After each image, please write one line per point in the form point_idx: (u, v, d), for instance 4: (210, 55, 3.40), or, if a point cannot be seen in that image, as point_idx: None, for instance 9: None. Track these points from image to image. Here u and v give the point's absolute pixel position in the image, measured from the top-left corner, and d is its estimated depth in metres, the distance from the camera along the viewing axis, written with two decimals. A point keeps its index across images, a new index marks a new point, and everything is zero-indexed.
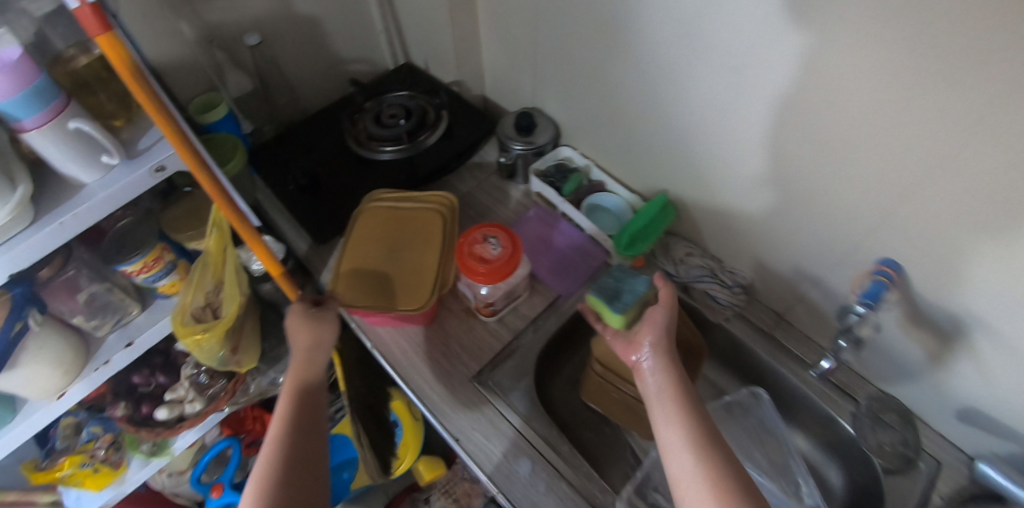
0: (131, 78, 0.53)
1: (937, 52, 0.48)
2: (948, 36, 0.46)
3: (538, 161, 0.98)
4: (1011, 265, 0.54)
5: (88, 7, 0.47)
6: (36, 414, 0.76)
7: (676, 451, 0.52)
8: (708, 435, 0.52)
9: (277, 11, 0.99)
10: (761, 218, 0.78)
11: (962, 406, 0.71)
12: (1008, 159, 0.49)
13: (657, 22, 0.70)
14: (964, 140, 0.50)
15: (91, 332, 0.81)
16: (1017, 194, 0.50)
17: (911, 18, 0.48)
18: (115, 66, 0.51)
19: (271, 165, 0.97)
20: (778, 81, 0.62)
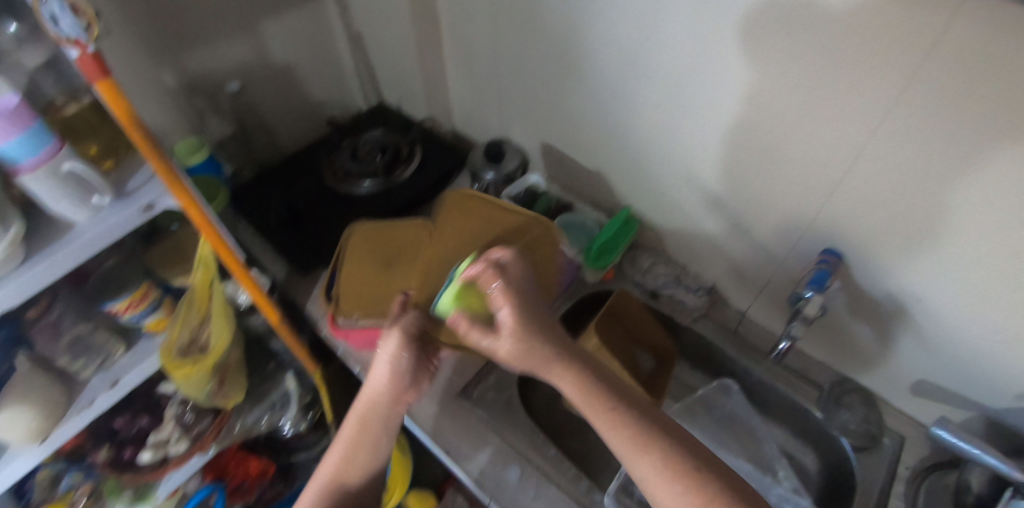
0: (127, 119, 0.58)
1: (847, 59, 0.58)
2: (852, 46, 0.56)
3: (508, 187, 1.04)
4: (927, 231, 0.62)
5: (90, 55, 0.53)
6: (19, 459, 0.74)
7: (630, 448, 0.50)
8: (648, 422, 0.51)
9: (255, 59, 1.06)
10: (708, 216, 0.86)
11: (915, 380, 0.77)
12: (906, 136, 0.58)
13: (605, 50, 0.79)
14: (882, 132, 0.59)
15: (74, 376, 0.81)
16: (916, 164, 0.59)
17: (822, 38, 0.58)
18: (114, 108, 0.57)
19: (253, 204, 1.01)
20: (712, 91, 0.71)
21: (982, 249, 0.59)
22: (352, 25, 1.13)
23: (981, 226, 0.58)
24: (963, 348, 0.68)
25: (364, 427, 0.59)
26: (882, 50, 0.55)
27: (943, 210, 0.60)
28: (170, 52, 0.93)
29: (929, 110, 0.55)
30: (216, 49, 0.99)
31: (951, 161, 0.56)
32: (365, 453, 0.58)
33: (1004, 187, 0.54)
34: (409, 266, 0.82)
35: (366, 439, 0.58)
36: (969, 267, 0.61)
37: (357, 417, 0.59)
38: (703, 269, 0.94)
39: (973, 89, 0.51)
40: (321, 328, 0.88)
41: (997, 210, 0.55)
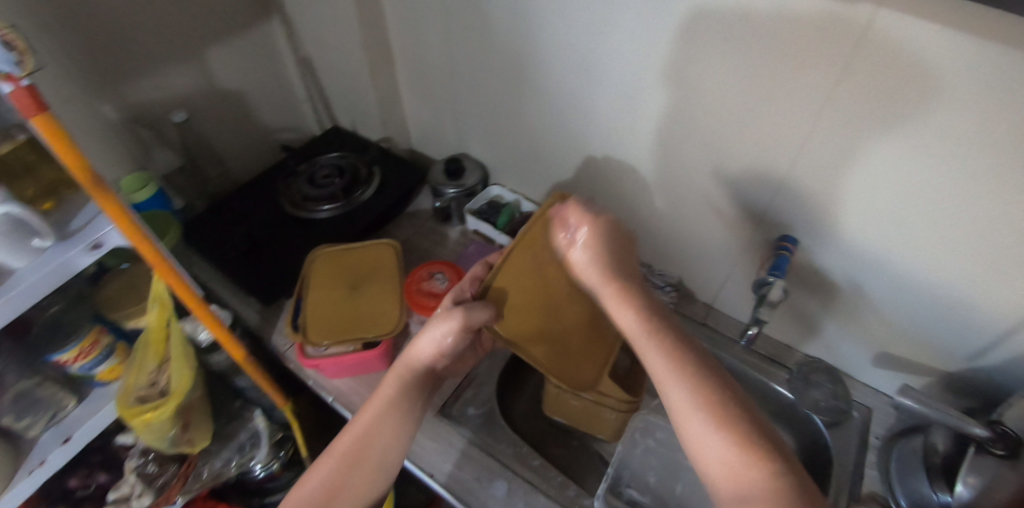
0: (68, 156, 0.55)
1: (785, 53, 0.61)
2: (790, 40, 0.60)
3: (471, 201, 1.03)
4: (872, 212, 0.67)
5: (25, 88, 0.49)
6: None
7: (672, 380, 0.51)
8: (691, 355, 0.52)
9: (200, 87, 1.03)
10: (668, 213, 0.88)
11: (875, 353, 0.82)
12: (845, 121, 0.61)
13: (555, 59, 0.81)
14: (824, 119, 0.63)
15: (22, 434, 0.76)
16: (857, 147, 0.62)
17: (760, 33, 0.61)
18: (52, 144, 0.53)
19: (208, 236, 0.96)
20: (663, 92, 0.74)
21: (907, 215, 0.64)
22: (300, 49, 1.12)
23: (898, 192, 0.63)
24: (913, 317, 0.73)
25: (388, 411, 0.61)
26: (815, 42, 0.58)
27: (869, 183, 0.64)
28: (109, 83, 0.90)
29: (863, 95, 0.58)
30: (158, 79, 0.96)
31: (885, 141, 0.60)
32: (384, 437, 0.60)
33: (902, 156, 0.60)
34: (371, 289, 0.83)
35: (387, 426, 0.61)
36: (901, 234, 0.66)
37: (386, 397, 0.63)
38: (668, 266, 0.97)
39: (897, 73, 0.55)
40: (289, 360, 0.85)
41: (909, 174, 0.61)
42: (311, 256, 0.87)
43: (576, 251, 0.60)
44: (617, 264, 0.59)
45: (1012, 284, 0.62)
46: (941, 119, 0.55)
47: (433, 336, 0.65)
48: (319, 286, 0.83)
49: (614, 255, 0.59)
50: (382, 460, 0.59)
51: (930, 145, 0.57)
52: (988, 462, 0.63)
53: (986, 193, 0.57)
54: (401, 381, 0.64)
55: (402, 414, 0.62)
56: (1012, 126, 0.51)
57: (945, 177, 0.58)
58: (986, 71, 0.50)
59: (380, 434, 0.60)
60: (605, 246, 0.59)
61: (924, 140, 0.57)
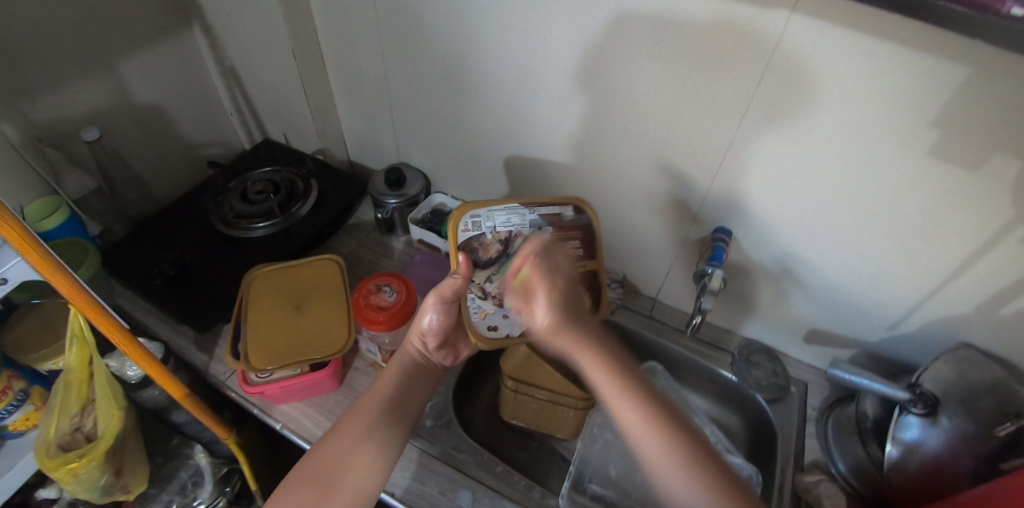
0: None
1: (713, 55, 0.63)
2: (716, 43, 0.62)
3: (413, 210, 1.00)
4: (789, 202, 0.72)
5: None
6: None
7: (642, 430, 0.58)
8: (654, 401, 0.59)
9: (113, 102, 0.95)
10: (611, 211, 0.90)
11: (805, 330, 0.87)
12: (764, 120, 0.66)
13: (492, 64, 0.81)
14: (750, 117, 0.67)
15: None
16: (777, 145, 0.67)
17: (688, 38, 0.64)
18: None
19: (130, 262, 0.89)
20: (600, 94, 0.75)
21: (821, 203, 0.70)
22: (225, 59, 1.06)
23: (812, 180, 0.68)
24: (838, 295, 0.79)
25: (364, 441, 0.61)
26: (736, 47, 0.62)
27: (787, 174, 0.69)
28: (10, 100, 0.81)
29: (781, 94, 0.63)
30: (64, 95, 0.88)
31: (801, 137, 0.65)
32: (359, 467, 0.59)
33: (786, 149, 0.67)
34: (316, 309, 0.80)
35: (370, 450, 0.61)
36: (819, 219, 0.72)
37: (360, 421, 0.63)
38: (613, 263, 0.98)
39: (811, 75, 0.60)
40: (230, 388, 0.80)
41: (820, 166, 0.66)
42: (246, 278, 0.82)
43: (541, 318, 0.64)
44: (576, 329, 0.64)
45: (918, 258, 0.68)
46: (842, 112, 0.60)
47: (420, 319, 0.70)
48: (260, 309, 0.79)
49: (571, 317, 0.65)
50: (361, 486, 0.59)
51: (839, 137, 0.62)
52: (910, 421, 0.69)
53: (878, 181, 0.64)
54: (379, 407, 0.65)
55: (378, 441, 0.62)
56: (906, 116, 0.57)
57: (858, 166, 0.64)
58: (881, 69, 0.55)
59: (366, 442, 0.61)
60: (558, 302, 0.65)
61: (836, 132, 0.62)
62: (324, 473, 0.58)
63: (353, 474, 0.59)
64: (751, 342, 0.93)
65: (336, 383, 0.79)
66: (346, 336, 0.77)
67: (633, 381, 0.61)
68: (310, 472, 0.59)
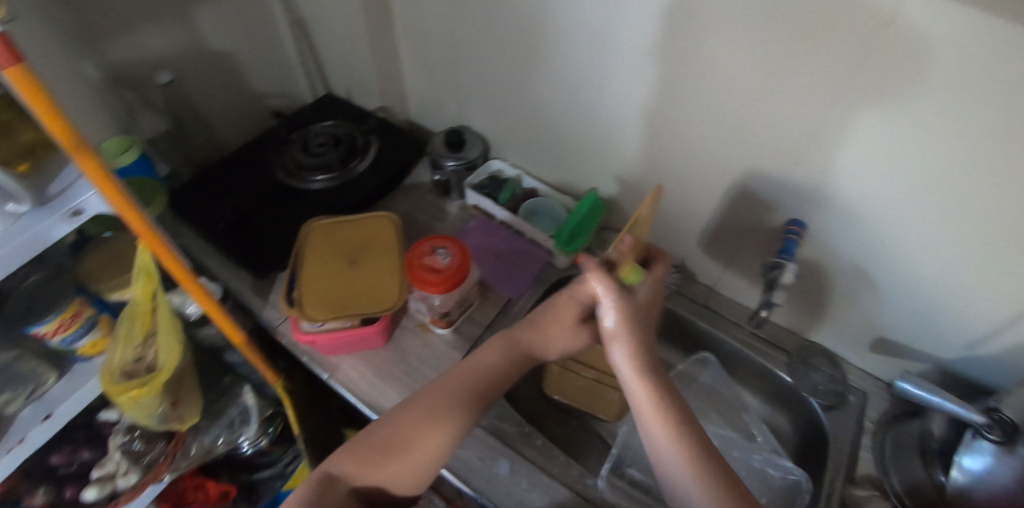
0: (47, 113, 0.51)
1: (812, 28, 0.57)
2: (816, 16, 0.56)
3: (471, 175, 0.98)
4: (872, 202, 0.67)
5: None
6: None
7: (652, 418, 0.58)
8: (683, 414, 0.58)
9: (186, 47, 0.97)
10: (679, 193, 0.85)
11: (875, 338, 0.81)
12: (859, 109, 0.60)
13: (567, 28, 0.77)
14: (844, 103, 0.61)
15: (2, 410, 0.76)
16: (869, 137, 0.62)
17: (786, 8, 0.58)
18: (25, 93, 0.49)
19: (195, 205, 0.92)
20: (681, 67, 0.70)
21: (908, 209, 0.64)
22: (295, 10, 1.06)
23: (897, 182, 0.63)
24: (918, 305, 0.73)
25: (438, 422, 0.61)
26: (837, 24, 0.56)
27: (880, 171, 0.63)
28: (90, 40, 0.84)
29: (880, 82, 0.57)
30: (140, 37, 0.90)
31: (898, 132, 0.59)
32: (425, 440, 0.60)
33: (876, 143, 0.62)
34: (369, 265, 0.80)
35: (443, 427, 0.61)
36: (915, 222, 0.65)
37: (437, 401, 0.63)
38: (672, 247, 0.94)
39: (915, 61, 0.54)
40: (282, 334, 0.82)
41: (912, 165, 0.61)
42: (303, 229, 0.83)
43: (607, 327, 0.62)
44: (641, 338, 0.62)
45: (1006, 279, 0.62)
46: (942, 108, 0.55)
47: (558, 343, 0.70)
48: (315, 260, 0.80)
49: (636, 322, 0.62)
50: (420, 465, 0.60)
51: (936, 136, 0.57)
52: (983, 447, 0.63)
53: (972, 191, 0.58)
54: (462, 388, 0.64)
55: (455, 421, 0.62)
56: (1011, 123, 0.51)
57: (953, 172, 0.58)
58: (995, 60, 0.49)
59: (433, 427, 0.61)
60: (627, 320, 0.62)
61: (936, 131, 0.56)
62: (383, 446, 0.60)
63: (411, 455, 0.60)
64: (811, 344, 0.87)
65: (384, 340, 0.79)
66: (396, 298, 0.77)
67: (664, 386, 0.60)
68: (382, 429, 0.61)
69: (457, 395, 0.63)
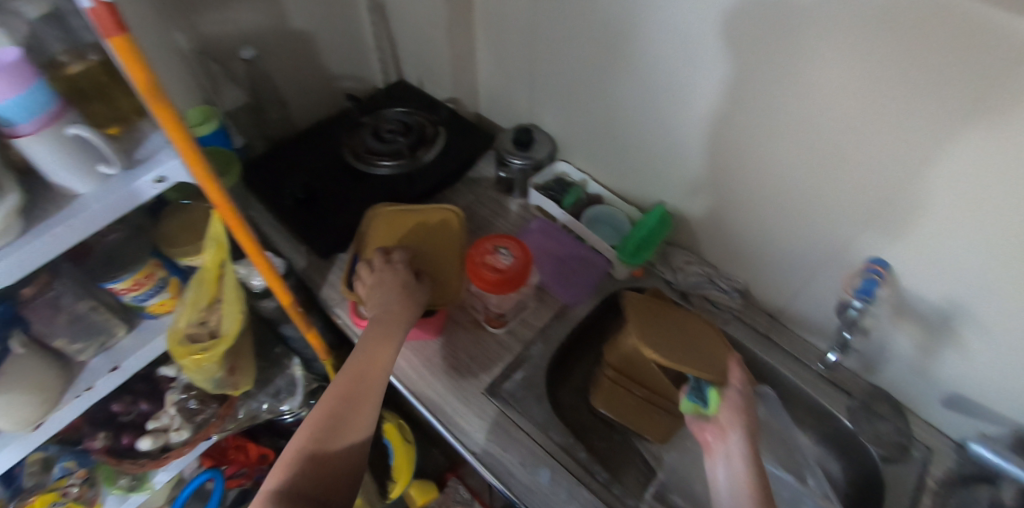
0: (141, 83, 0.53)
1: (927, 56, 0.52)
2: (934, 43, 0.51)
3: (536, 175, 0.97)
4: (965, 250, 0.61)
5: (101, 5, 0.47)
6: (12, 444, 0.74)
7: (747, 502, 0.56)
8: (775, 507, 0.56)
9: (270, 25, 0.99)
10: (751, 216, 0.81)
11: (947, 393, 0.75)
12: (963, 150, 0.55)
13: (651, 36, 0.74)
14: (949, 141, 0.55)
15: (74, 357, 0.80)
16: (972, 183, 0.56)
17: (900, 32, 0.53)
18: (124, 59, 0.51)
19: (268, 179, 0.94)
20: (769, 86, 0.66)
21: (998, 264, 0.59)
22: None
23: (989, 234, 0.58)
24: (1009, 368, 0.66)
25: (375, 362, 0.66)
26: (958, 55, 0.50)
27: (973, 220, 0.58)
28: (184, 12, 0.87)
29: (993, 121, 0.51)
30: (230, 12, 0.93)
31: (1003, 178, 0.54)
32: (375, 382, 0.66)
33: (974, 186, 0.56)
34: (430, 258, 0.80)
35: (376, 386, 0.66)
36: (1006, 283, 0.60)
37: (368, 348, 0.67)
38: (736, 270, 0.90)
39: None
40: (338, 315, 0.84)
41: (1002, 212, 0.56)
42: (370, 214, 0.85)
43: (723, 419, 0.65)
44: (744, 420, 0.65)
45: None
46: None
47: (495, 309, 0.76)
48: (378, 247, 0.80)
49: (746, 417, 0.66)
50: (375, 404, 0.65)
51: None
52: None
53: None
54: (377, 328, 0.68)
55: (386, 356, 0.67)
56: None
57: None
58: None
59: (364, 369, 0.66)
60: (742, 411, 0.66)
61: None
62: (335, 407, 0.63)
63: (360, 403, 0.64)
64: (876, 389, 0.82)
65: (437, 332, 0.81)
66: (456, 294, 0.77)
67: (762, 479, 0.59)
68: (312, 425, 0.61)
69: (373, 338, 0.68)
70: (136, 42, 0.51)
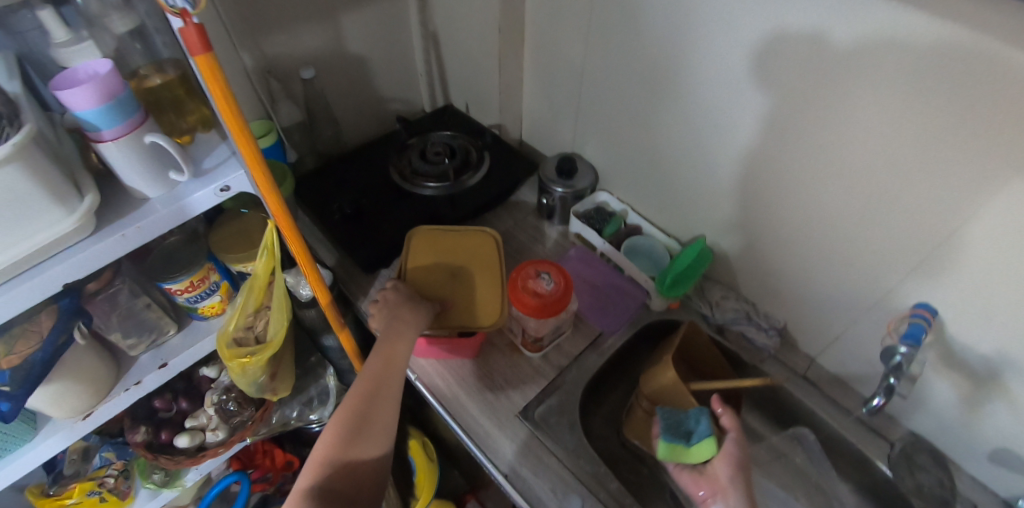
0: (218, 96, 0.56)
1: (979, 108, 0.52)
2: (987, 94, 0.51)
3: (577, 203, 1.00)
4: (1019, 300, 0.59)
5: (191, 25, 0.51)
6: (62, 431, 0.78)
7: None
8: None
9: (330, 48, 1.05)
10: (792, 255, 0.81)
11: (993, 448, 0.73)
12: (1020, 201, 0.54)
13: (697, 75, 0.76)
14: (1003, 191, 0.54)
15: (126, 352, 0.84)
16: None
17: (952, 82, 0.53)
18: (205, 74, 0.54)
19: (318, 193, 0.99)
20: (816, 128, 0.67)
21: None
22: (429, 23, 1.12)
23: None
24: None
25: (390, 367, 0.69)
26: (1014, 107, 0.50)
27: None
28: (252, 33, 0.93)
29: None
30: (294, 35, 0.98)
31: None
32: (391, 386, 0.68)
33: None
34: (470, 278, 0.82)
35: (393, 389, 0.68)
36: None
37: (382, 353, 0.69)
38: (775, 308, 0.90)
39: None
40: None
41: None
42: (409, 233, 0.87)
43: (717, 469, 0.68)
44: (741, 469, 0.67)
45: None
46: None
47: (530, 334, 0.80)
48: (420, 266, 0.83)
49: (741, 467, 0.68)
50: (392, 406, 0.68)
51: None
52: None
53: None
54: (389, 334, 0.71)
55: (400, 360, 0.70)
56: None
57: None
58: None
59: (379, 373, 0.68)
60: (738, 461, 0.68)
61: None
62: (355, 410, 0.65)
63: (379, 406, 0.66)
64: (918, 438, 0.80)
65: (473, 353, 0.83)
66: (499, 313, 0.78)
67: None
68: (335, 429, 0.63)
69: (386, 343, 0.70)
70: (218, 61, 0.55)
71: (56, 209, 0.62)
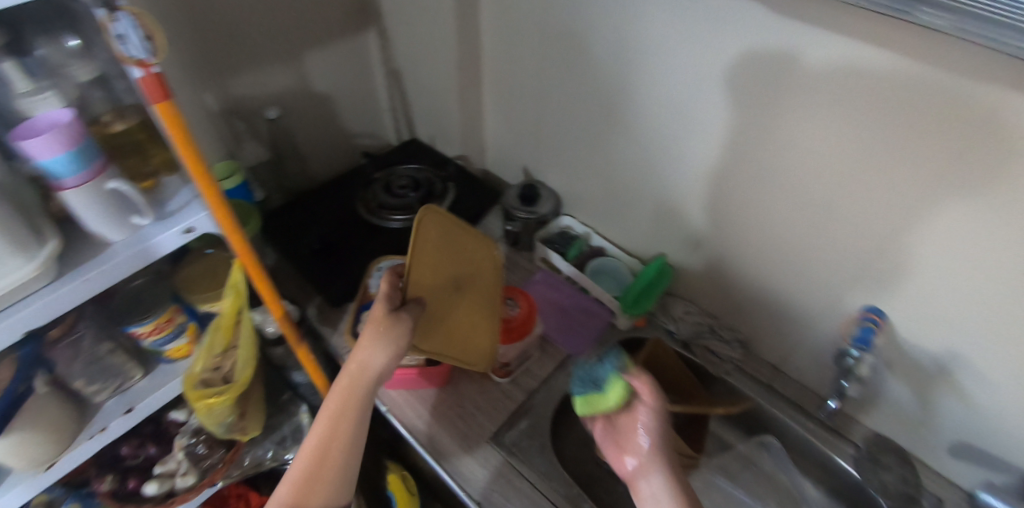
0: (180, 142, 0.58)
1: (898, 121, 0.56)
2: (904, 108, 0.56)
3: (542, 229, 1.04)
4: (954, 297, 0.63)
5: (150, 75, 0.53)
6: (21, 485, 0.75)
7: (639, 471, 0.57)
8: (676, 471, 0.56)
9: (294, 87, 1.07)
10: (747, 267, 0.84)
11: (952, 442, 0.75)
12: (947, 205, 0.58)
13: (645, 101, 0.81)
14: (931, 196, 0.58)
15: (90, 398, 0.82)
16: (957, 236, 0.59)
17: (872, 98, 0.57)
18: (167, 122, 0.55)
19: (286, 230, 1.00)
20: (758, 145, 0.71)
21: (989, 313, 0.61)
22: (391, 60, 1.15)
23: (977, 284, 0.60)
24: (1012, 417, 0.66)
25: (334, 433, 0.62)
26: (929, 118, 0.54)
27: (958, 270, 0.61)
28: (216, 76, 0.95)
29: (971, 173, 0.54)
30: (258, 76, 1.01)
31: (983, 229, 0.56)
32: (337, 453, 0.62)
33: (958, 236, 0.58)
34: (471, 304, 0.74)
35: (340, 454, 0.62)
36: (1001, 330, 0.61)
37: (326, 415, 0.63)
38: (736, 321, 0.92)
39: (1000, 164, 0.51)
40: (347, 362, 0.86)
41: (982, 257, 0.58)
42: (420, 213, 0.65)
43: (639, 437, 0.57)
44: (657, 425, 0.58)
45: None
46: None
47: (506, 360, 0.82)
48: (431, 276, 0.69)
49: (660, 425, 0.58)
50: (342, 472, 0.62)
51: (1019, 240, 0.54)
52: None
53: None
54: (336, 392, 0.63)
55: (347, 423, 0.62)
56: None
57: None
58: None
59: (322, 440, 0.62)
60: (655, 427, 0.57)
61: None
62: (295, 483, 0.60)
63: (323, 474, 0.61)
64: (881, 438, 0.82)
65: (441, 382, 0.84)
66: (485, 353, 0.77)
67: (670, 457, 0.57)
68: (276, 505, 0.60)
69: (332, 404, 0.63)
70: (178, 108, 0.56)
71: (16, 256, 0.62)
